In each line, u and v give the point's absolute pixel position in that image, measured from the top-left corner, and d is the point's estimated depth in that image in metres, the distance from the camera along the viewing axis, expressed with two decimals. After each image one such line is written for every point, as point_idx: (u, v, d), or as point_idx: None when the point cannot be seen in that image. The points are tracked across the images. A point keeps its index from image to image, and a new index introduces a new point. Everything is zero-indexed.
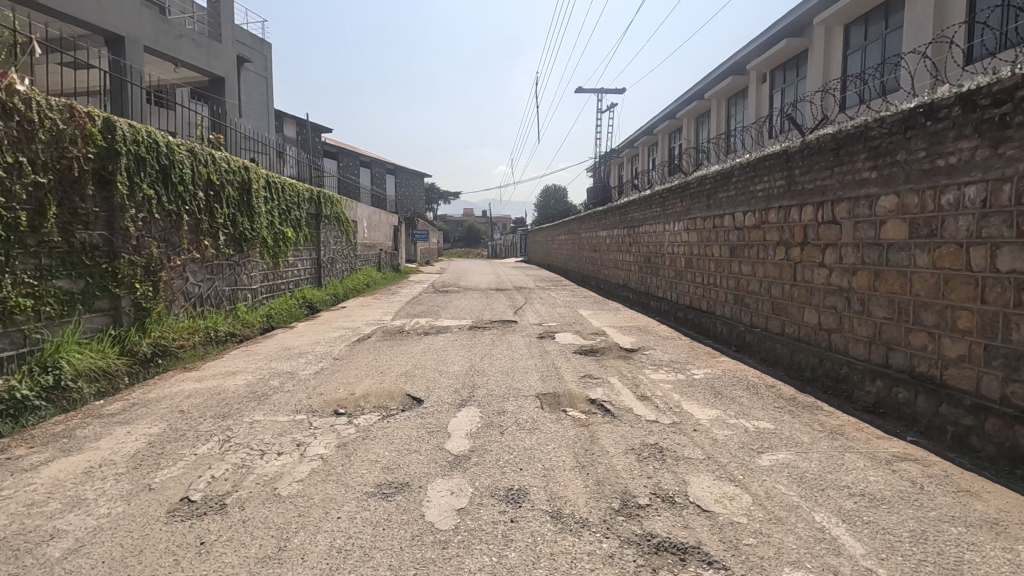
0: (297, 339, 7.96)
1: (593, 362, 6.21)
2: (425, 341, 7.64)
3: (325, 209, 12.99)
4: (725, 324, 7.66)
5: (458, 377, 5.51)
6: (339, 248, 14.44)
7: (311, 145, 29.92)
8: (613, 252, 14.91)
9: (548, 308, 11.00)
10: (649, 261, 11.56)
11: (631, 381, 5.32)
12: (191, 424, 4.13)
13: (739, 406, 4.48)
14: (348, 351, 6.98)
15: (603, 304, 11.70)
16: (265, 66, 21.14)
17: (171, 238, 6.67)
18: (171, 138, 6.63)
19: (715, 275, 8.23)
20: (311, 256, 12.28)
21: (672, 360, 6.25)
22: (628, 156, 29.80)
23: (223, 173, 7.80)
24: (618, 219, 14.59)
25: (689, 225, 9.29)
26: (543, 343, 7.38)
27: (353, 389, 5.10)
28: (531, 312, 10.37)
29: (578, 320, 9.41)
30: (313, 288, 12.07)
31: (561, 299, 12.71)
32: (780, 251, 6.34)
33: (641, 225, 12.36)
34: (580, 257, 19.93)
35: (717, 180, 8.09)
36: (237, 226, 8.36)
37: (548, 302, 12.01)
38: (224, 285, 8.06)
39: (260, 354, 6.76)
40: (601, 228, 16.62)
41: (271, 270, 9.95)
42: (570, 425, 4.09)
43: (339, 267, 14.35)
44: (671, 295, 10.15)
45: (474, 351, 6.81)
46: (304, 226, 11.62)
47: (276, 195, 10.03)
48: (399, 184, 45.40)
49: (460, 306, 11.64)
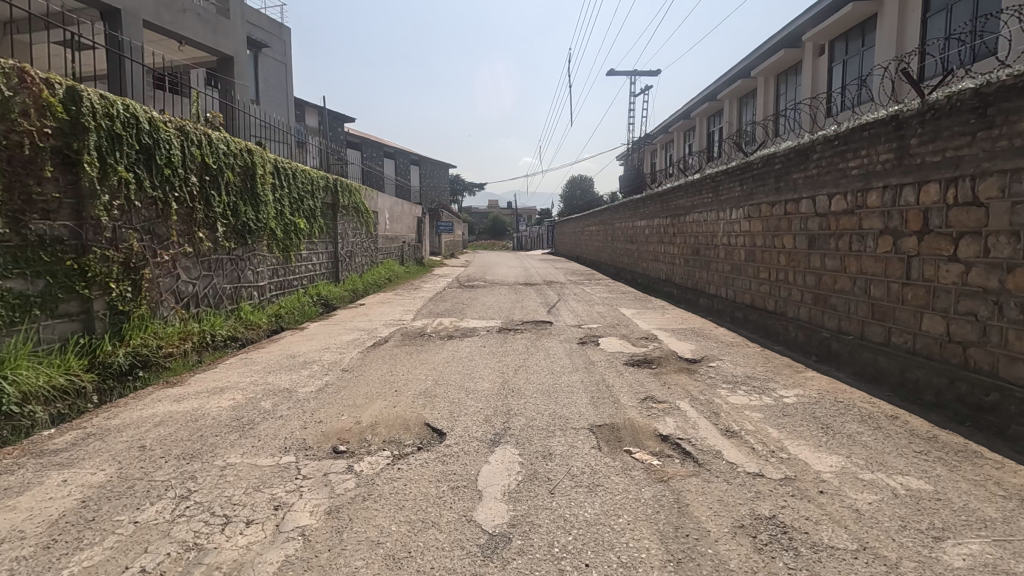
0: (306, 343, 7.06)
1: (651, 378, 5.11)
2: (449, 347, 6.64)
3: (342, 198, 12.09)
4: (802, 329, 6.45)
5: (488, 398, 4.49)
6: (359, 241, 13.57)
7: (333, 136, 29.18)
8: (653, 244, 13.67)
9: (585, 307, 9.90)
10: (698, 253, 10.34)
11: (705, 407, 4.21)
12: (150, 469, 3.21)
13: (865, 450, 3.34)
14: (361, 360, 6.04)
15: (646, 302, 10.55)
16: (284, 52, 20.41)
17: (157, 229, 5.79)
18: (157, 114, 5.74)
19: (786, 271, 7.02)
20: (327, 248, 11.41)
21: (749, 377, 5.10)
22: (662, 142, 28.26)
23: (220, 156, 6.91)
24: (659, 208, 13.34)
25: (750, 212, 8.06)
26: (586, 351, 6.30)
27: (360, 413, 4.14)
28: (567, 312, 9.31)
29: (621, 322, 8.30)
30: (329, 283, 11.20)
31: (597, 296, 11.58)
32: (886, 242, 5.12)
33: (687, 214, 11.11)
34: (614, 249, 18.70)
35: (791, 159, 6.85)
36: (240, 215, 7.47)
37: (584, 300, 10.90)
38: (225, 282, 7.21)
39: (261, 363, 5.87)
40: (639, 217, 15.35)
41: (282, 264, 9.10)
42: (642, 479, 3.03)
43: (358, 260, 13.48)
44: (728, 292, 8.93)
45: (506, 361, 5.79)
46: (318, 216, 10.73)
47: (286, 182, 9.13)
48: (424, 175, 44.53)
49: (488, 304, 10.62)
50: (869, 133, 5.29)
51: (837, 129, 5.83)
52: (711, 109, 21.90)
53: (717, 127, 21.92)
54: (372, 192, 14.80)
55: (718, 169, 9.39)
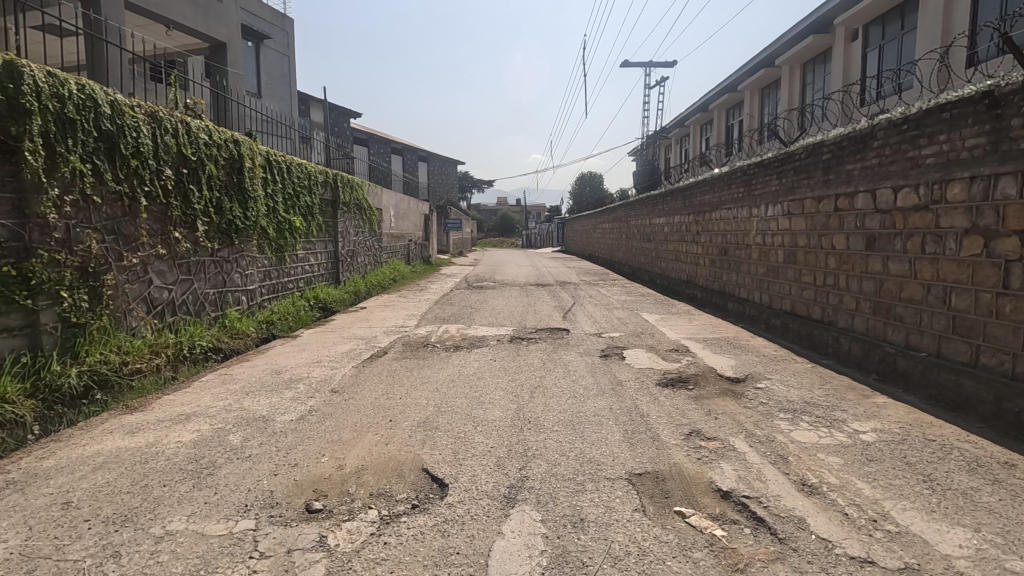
0: (297, 354, 6.35)
1: (692, 404, 4.34)
2: (456, 361, 5.90)
3: (343, 194, 11.38)
4: (858, 342, 5.65)
5: (501, 432, 3.75)
6: (362, 239, 12.86)
7: (339, 132, 28.53)
8: (674, 243, 12.86)
9: (603, 312, 9.12)
10: (727, 254, 9.52)
11: (766, 446, 3.44)
12: (67, 540, 2.49)
13: (996, 519, 2.55)
14: (356, 377, 5.31)
15: (669, 306, 9.76)
16: (287, 44, 19.76)
17: (123, 228, 5.08)
18: (122, 97, 5.03)
19: (837, 275, 6.19)
20: (327, 248, 10.70)
21: (809, 403, 4.31)
22: (677, 137, 27.38)
23: (201, 147, 6.20)
24: (680, 204, 12.51)
25: (791, 208, 7.23)
26: (611, 367, 5.53)
27: (345, 454, 3.41)
28: (585, 318, 8.54)
29: (646, 330, 7.52)
30: (329, 285, 10.51)
31: (615, 299, 10.79)
32: (973, 243, 4.30)
33: (713, 210, 10.29)
34: (629, 248, 17.90)
35: (843, 147, 6.01)
36: (225, 212, 6.77)
37: (601, 304, 10.13)
38: (207, 287, 6.51)
39: (241, 381, 5.16)
40: (658, 214, 14.52)
41: (275, 266, 8.40)
42: (709, 564, 2.26)
43: (361, 260, 12.78)
44: (762, 297, 8.11)
45: (521, 379, 5.03)
46: (316, 214, 10.01)
47: (279, 176, 8.43)
48: (432, 173, 43.82)
49: (499, 308, 9.86)
50: (951, 114, 4.47)
51: (907, 111, 5.00)
52: (730, 101, 20.99)
53: (736, 121, 21.00)
54: (376, 188, 14.10)
55: (751, 161, 8.57)
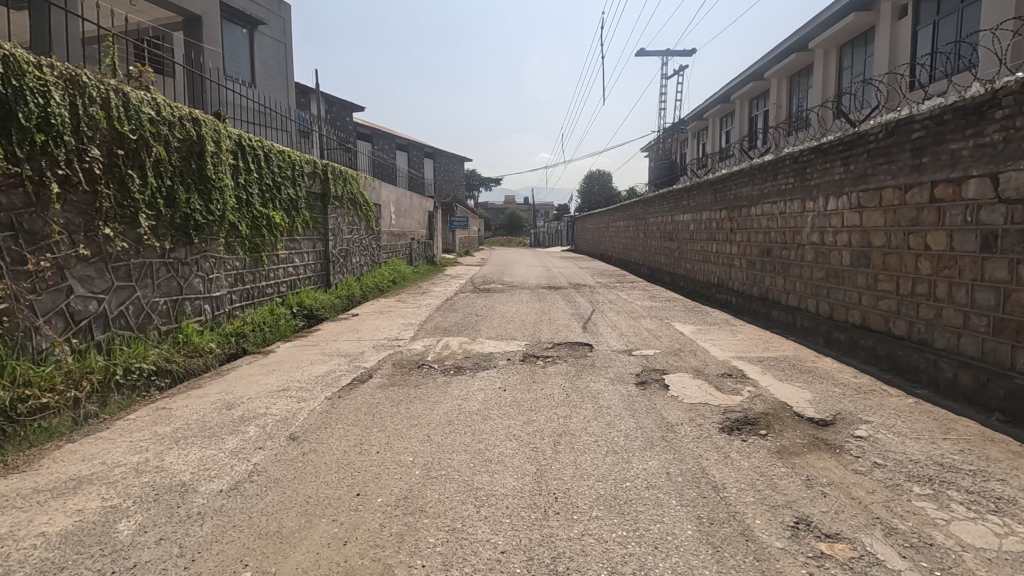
0: (265, 377, 5.22)
1: (780, 466, 3.12)
2: (457, 389, 4.72)
3: (335, 187, 10.24)
4: (972, 370, 4.40)
5: (515, 520, 2.56)
6: (358, 238, 11.72)
7: (341, 126, 27.51)
8: (702, 242, 11.60)
9: (629, 322, 7.90)
10: (772, 255, 8.27)
11: (927, 558, 2.23)
12: None
13: None
14: (328, 414, 4.15)
15: (702, 315, 8.51)
16: (283, 30, 18.67)
17: (25, 223, 3.96)
18: (23, 52, 3.90)
19: (932, 283, 4.95)
20: (315, 247, 9.56)
21: (945, 468, 3.08)
22: (695, 130, 26.03)
23: (144, 123, 5.07)
24: (709, 199, 11.25)
25: (862, 200, 5.99)
26: (653, 401, 4.32)
27: (279, 567, 2.23)
28: (609, 329, 7.34)
29: (684, 347, 6.31)
30: (317, 290, 9.38)
31: (640, 306, 9.56)
32: None
33: (752, 205, 9.05)
34: (648, 247, 16.66)
35: (946, 121, 4.76)
36: (181, 205, 5.64)
37: (625, 311, 8.91)
38: (156, 295, 5.39)
39: (180, 420, 4.00)
40: (682, 211, 13.25)
41: (248, 269, 7.28)
42: None
43: (356, 260, 11.64)
44: (820, 306, 6.88)
45: (540, 421, 3.84)
46: (302, 208, 8.88)
47: (254, 164, 7.28)
48: (438, 170, 42.68)
49: (509, 316, 8.67)
50: None
51: None
52: (755, 91, 19.64)
53: (761, 111, 19.68)
54: (375, 182, 12.94)
55: (803, 146, 7.32)
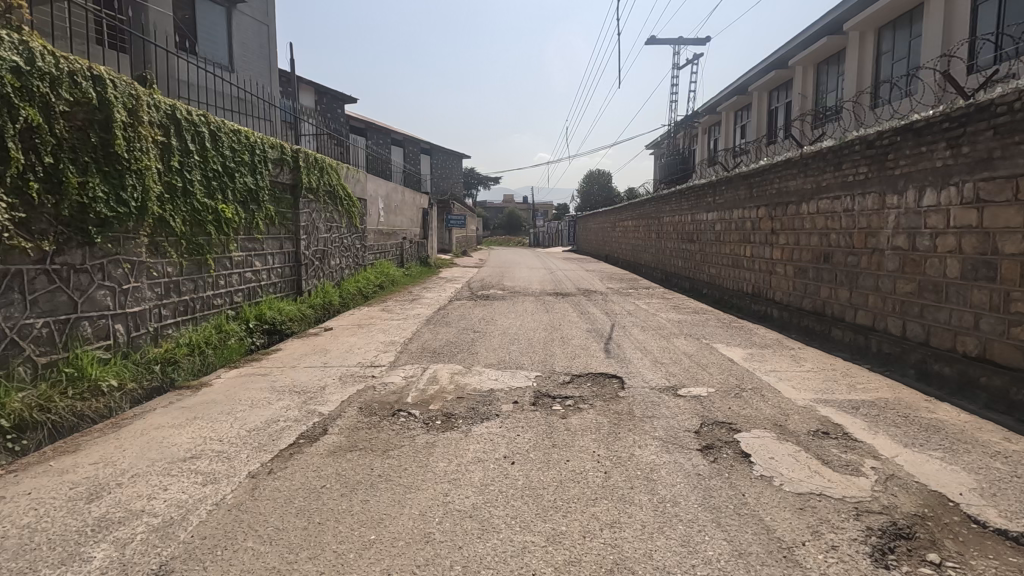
0: (177, 432, 3.74)
1: None
2: (443, 459, 3.25)
3: (309, 178, 8.76)
4: None
5: None
6: (338, 237, 10.24)
7: (332, 118, 26.06)
8: (733, 244, 10.17)
9: (661, 343, 6.44)
10: (834, 262, 6.81)
11: None
12: None
13: None
14: (240, 511, 2.68)
15: (747, 334, 7.04)
16: (266, 10, 17.14)
17: None
18: None
19: None
20: (281, 247, 8.08)
21: None
22: (708, 124, 24.52)
23: (2, 73, 3.61)
24: (742, 195, 9.78)
25: (983, 192, 4.54)
26: (738, 489, 2.85)
27: None
28: (639, 354, 5.88)
29: (742, 384, 4.84)
30: (282, 299, 7.88)
31: (667, 320, 8.09)
32: None
33: (803, 202, 7.59)
34: (662, 249, 15.22)
35: None
36: (75, 191, 4.17)
37: (651, 327, 7.45)
38: (29, 315, 3.92)
39: (3, 525, 2.54)
40: (706, 208, 11.78)
41: (186, 275, 5.81)
42: None
43: (336, 263, 10.17)
44: (908, 328, 5.44)
45: (573, 540, 2.37)
46: (264, 201, 7.39)
47: (194, 143, 5.80)
48: (435, 166, 41.21)
49: (514, 332, 7.21)
50: None
51: None
52: (776, 81, 18.14)
53: (783, 103, 18.23)
54: (359, 173, 11.45)
55: (883, 126, 5.86)
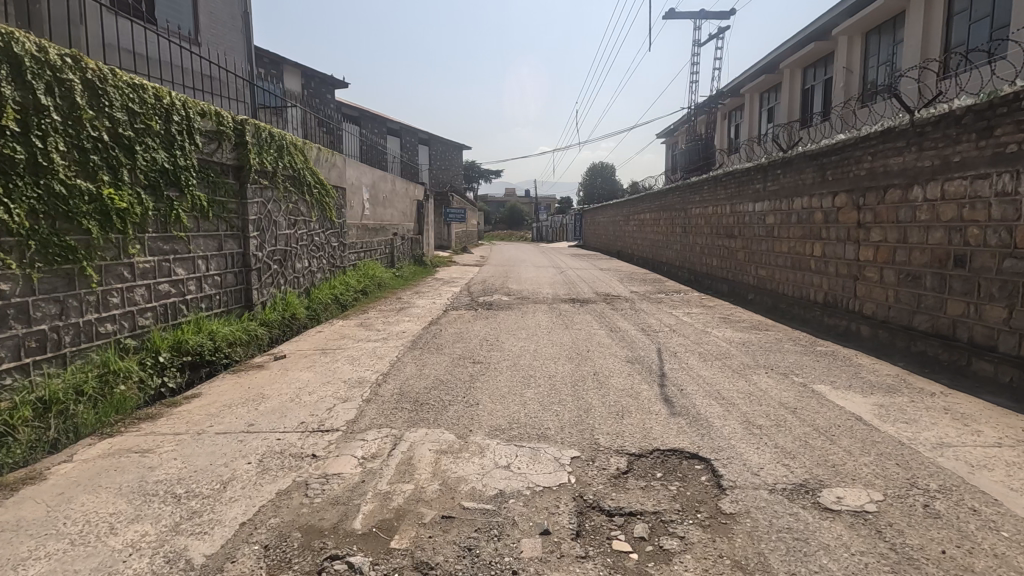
0: None
1: None
2: None
3: (263, 158, 6.84)
4: None
5: None
6: (307, 233, 8.34)
7: (321, 104, 24.15)
8: (796, 241, 8.21)
9: (742, 386, 4.52)
10: (977, 267, 4.87)
11: None
12: None
13: None
14: None
15: (850, 366, 5.10)
16: None
17: None
18: None
19: None
20: (220, 248, 6.17)
21: None
22: (731, 107, 22.52)
23: None
24: (808, 180, 7.83)
25: None
26: None
27: None
28: (718, 409, 3.96)
29: (916, 477, 2.94)
30: (219, 319, 5.96)
31: (728, 343, 6.15)
32: None
33: (917, 185, 5.63)
34: (691, 246, 13.30)
35: None
36: None
37: (713, 356, 5.54)
38: None
39: None
40: (753, 198, 9.83)
41: (42, 294, 3.90)
42: None
43: (304, 266, 8.27)
44: None
45: None
46: (189, 185, 5.48)
47: (51, 95, 3.90)
48: (435, 158, 39.30)
49: (528, 363, 5.31)
50: None
51: None
52: (814, 54, 16.15)
53: (822, 80, 16.26)
54: (336, 156, 9.50)
55: None
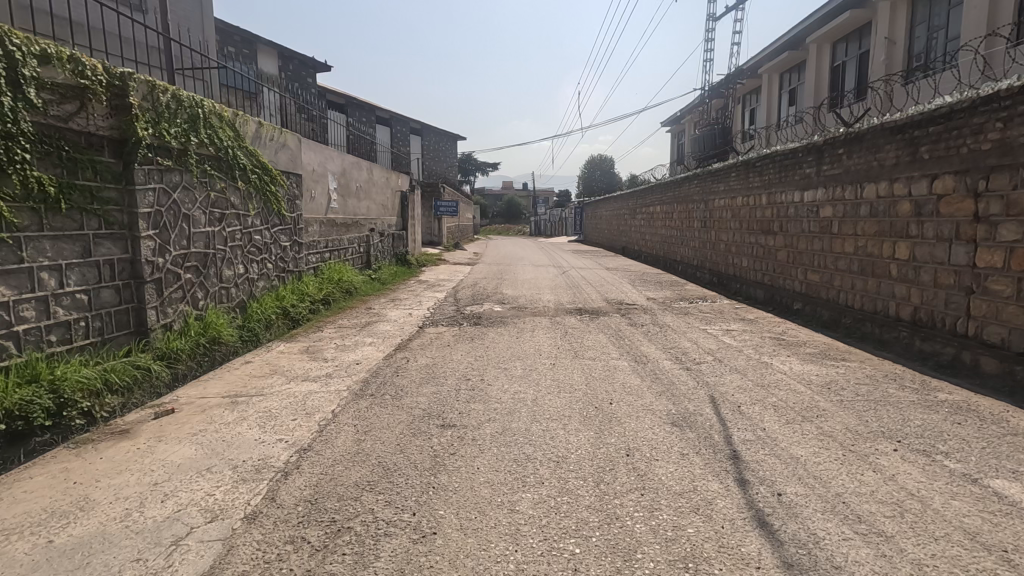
0: None
1: None
2: None
3: (162, 127, 5.02)
4: None
5: None
6: (241, 231, 6.50)
7: (301, 89, 22.25)
8: (870, 240, 6.41)
9: (876, 485, 2.74)
10: None
11: None
12: None
13: None
14: None
15: (1016, 435, 3.33)
16: None
17: None
18: None
19: None
20: (87, 252, 4.33)
21: None
22: (745, 90, 20.75)
23: None
24: (890, 159, 6.02)
25: None
26: None
27: None
28: (869, 556, 2.18)
29: None
30: (77, 357, 4.15)
31: (807, 387, 4.36)
32: None
33: None
34: (714, 244, 11.51)
35: None
36: None
37: (796, 414, 3.77)
38: None
39: None
40: (800, 186, 8.02)
41: None
42: None
43: (238, 273, 6.44)
44: None
45: None
46: (15, 160, 3.68)
47: None
48: (428, 148, 37.36)
49: (525, 429, 3.54)
50: None
51: None
52: (849, 25, 14.38)
53: (857, 54, 14.50)
54: (286, 133, 7.67)
55: None
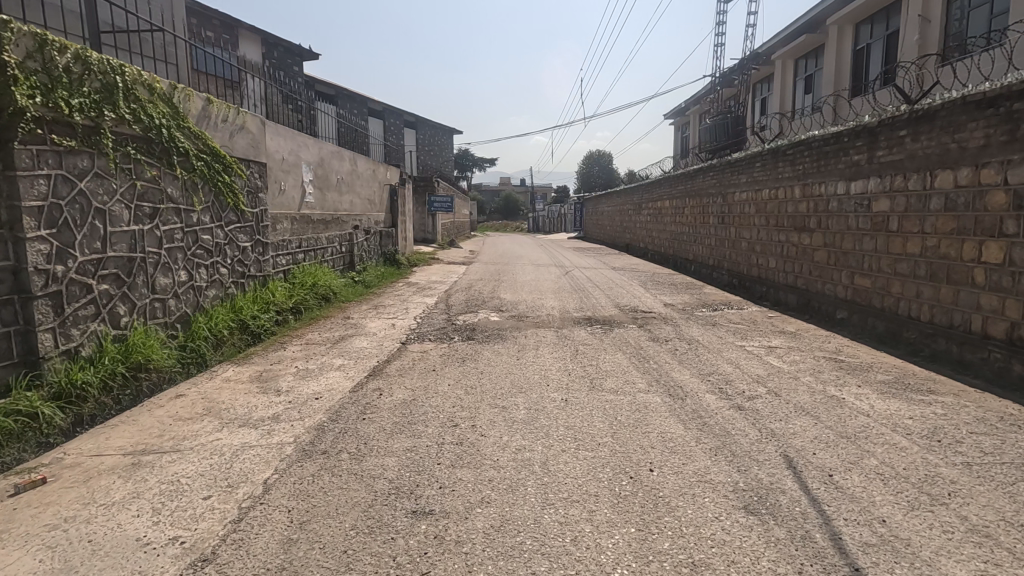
0: None
1: None
2: None
3: (60, 96, 3.89)
4: None
5: None
6: (182, 229, 5.36)
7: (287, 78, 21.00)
8: (943, 239, 5.31)
9: None
10: None
11: None
12: None
13: None
14: None
15: None
16: None
17: None
18: None
19: None
20: None
21: None
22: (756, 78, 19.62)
23: None
24: (976, 140, 4.91)
25: None
26: None
27: None
28: None
29: None
30: None
31: (908, 439, 3.26)
32: None
33: None
34: (734, 242, 10.41)
35: None
36: None
37: (915, 488, 2.67)
38: None
39: None
40: (846, 176, 6.91)
41: None
42: None
43: (178, 281, 5.29)
44: None
45: None
46: None
47: None
48: (423, 142, 36.14)
49: (534, 522, 2.42)
50: None
51: None
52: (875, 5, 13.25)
53: (884, 36, 13.39)
54: (245, 114, 6.52)
55: None
